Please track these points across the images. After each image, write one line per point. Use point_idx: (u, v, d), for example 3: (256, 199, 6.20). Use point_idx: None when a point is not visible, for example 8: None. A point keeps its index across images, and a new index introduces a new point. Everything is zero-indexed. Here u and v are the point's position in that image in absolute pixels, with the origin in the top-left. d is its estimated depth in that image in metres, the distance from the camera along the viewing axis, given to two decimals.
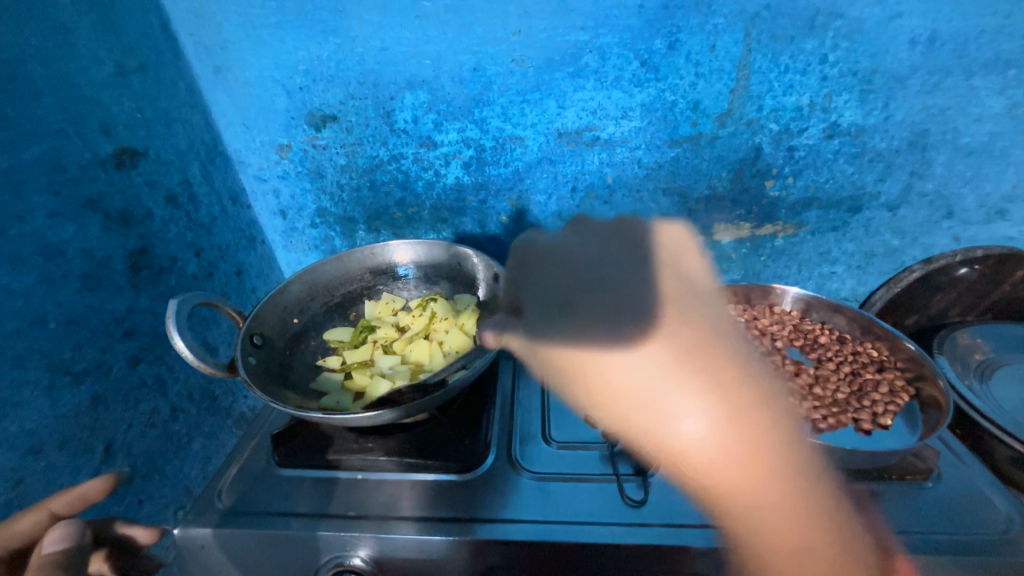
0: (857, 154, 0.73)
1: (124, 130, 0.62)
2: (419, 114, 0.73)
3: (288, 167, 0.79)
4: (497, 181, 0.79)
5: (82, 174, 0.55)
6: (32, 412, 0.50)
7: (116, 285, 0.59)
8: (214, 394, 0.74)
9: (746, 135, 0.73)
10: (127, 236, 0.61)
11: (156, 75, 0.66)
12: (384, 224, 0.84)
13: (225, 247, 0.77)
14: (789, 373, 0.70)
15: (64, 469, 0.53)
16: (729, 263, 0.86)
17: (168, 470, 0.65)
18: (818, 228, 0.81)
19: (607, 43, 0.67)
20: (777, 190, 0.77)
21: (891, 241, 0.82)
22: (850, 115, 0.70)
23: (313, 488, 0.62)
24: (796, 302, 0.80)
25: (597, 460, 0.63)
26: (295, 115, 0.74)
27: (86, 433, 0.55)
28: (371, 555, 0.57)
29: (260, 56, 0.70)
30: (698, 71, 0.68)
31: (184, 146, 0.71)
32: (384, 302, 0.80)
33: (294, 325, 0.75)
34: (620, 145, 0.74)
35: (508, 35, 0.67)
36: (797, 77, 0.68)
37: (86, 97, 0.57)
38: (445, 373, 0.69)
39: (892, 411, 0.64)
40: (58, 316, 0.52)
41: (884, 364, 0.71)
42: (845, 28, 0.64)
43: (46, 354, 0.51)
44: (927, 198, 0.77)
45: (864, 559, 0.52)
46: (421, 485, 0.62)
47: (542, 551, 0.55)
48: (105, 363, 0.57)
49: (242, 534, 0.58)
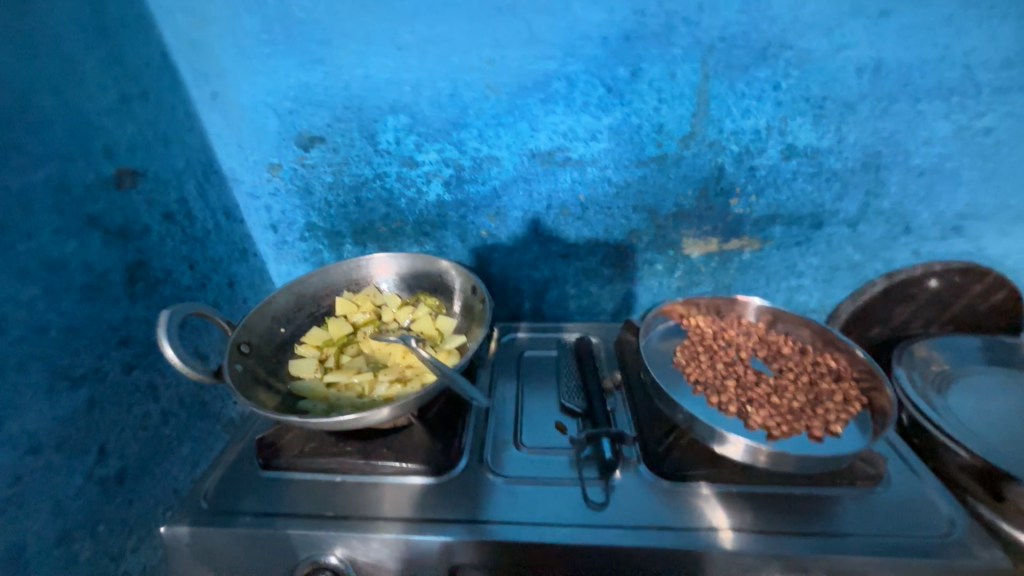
0: (814, 174, 0.77)
1: (125, 152, 0.66)
2: (401, 136, 0.78)
3: (279, 185, 0.84)
4: (476, 198, 0.83)
5: (85, 194, 0.60)
6: (33, 413, 0.54)
7: (113, 296, 0.63)
8: (204, 399, 0.78)
9: (709, 155, 0.77)
10: (125, 250, 0.65)
11: (155, 100, 0.71)
12: (370, 238, 0.89)
13: (218, 260, 0.82)
14: (749, 382, 0.73)
15: (60, 469, 0.56)
16: (699, 275, 0.90)
17: (158, 471, 0.69)
18: (783, 242, 0.85)
19: (574, 71, 0.71)
20: (741, 207, 0.82)
21: (853, 255, 0.85)
22: (805, 138, 0.74)
23: (295, 489, 0.66)
24: (762, 314, 0.84)
25: (564, 464, 0.68)
26: (286, 136, 0.79)
27: (81, 435, 0.59)
28: (347, 553, 0.60)
29: (253, 82, 0.75)
30: (661, 97, 0.72)
31: (181, 166, 0.75)
32: (366, 294, 0.84)
33: (281, 334, 0.78)
34: (590, 165, 0.79)
35: (482, 65, 0.72)
36: (753, 102, 0.72)
37: (91, 123, 0.62)
38: (398, 390, 0.70)
39: (843, 419, 0.66)
40: (58, 325, 0.56)
41: (841, 374, 0.73)
42: (795, 58, 0.68)
43: (47, 360, 0.55)
44: (884, 215, 0.81)
45: (813, 558, 0.55)
46: (396, 487, 0.66)
47: (506, 549, 0.58)
48: (102, 369, 0.61)
49: (227, 532, 0.61)
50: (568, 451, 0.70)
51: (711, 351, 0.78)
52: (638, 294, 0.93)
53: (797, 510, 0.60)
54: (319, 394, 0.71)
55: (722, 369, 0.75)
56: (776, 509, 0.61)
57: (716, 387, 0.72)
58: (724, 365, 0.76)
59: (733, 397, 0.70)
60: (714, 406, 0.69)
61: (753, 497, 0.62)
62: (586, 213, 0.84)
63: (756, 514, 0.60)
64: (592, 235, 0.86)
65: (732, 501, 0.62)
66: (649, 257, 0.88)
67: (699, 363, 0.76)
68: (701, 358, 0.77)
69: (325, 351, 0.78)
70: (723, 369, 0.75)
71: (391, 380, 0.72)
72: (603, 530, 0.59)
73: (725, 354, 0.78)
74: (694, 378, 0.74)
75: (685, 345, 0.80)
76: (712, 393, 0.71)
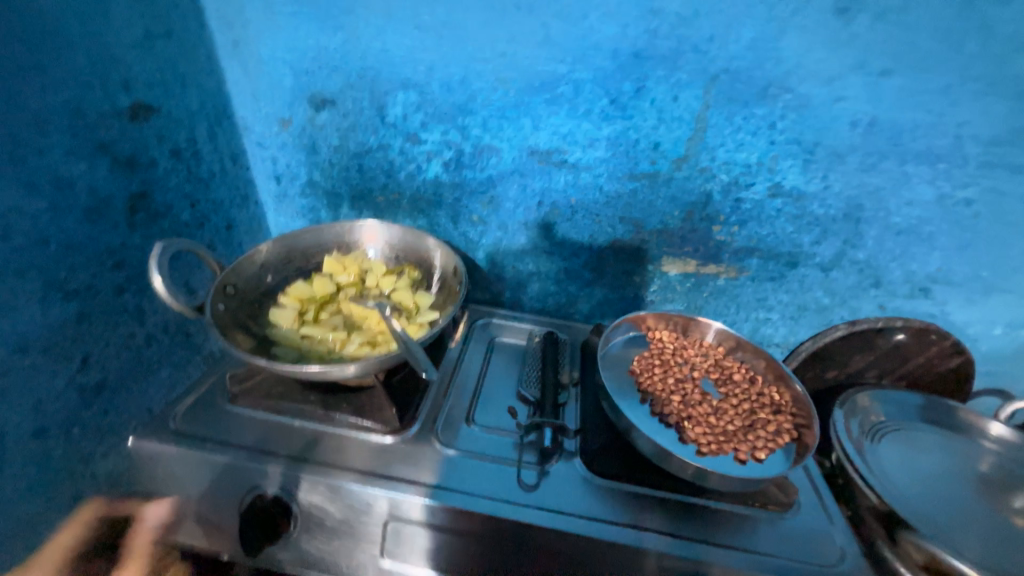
0: (797, 216, 0.80)
1: (142, 87, 0.69)
2: (408, 112, 0.81)
3: (287, 139, 0.87)
4: (472, 183, 0.86)
5: (99, 122, 0.64)
6: (26, 317, 0.58)
7: (113, 221, 0.67)
8: (188, 330, 0.83)
9: (698, 180, 0.79)
10: (131, 179, 0.69)
11: (179, 41, 0.74)
12: (367, 204, 0.92)
13: (218, 202, 0.86)
14: (694, 400, 0.77)
15: (45, 371, 0.61)
16: (673, 293, 0.94)
17: (135, 388, 0.74)
18: (758, 275, 0.88)
19: (581, 78, 0.74)
20: (723, 235, 0.84)
21: (822, 298, 0.88)
22: (792, 180, 0.77)
23: (256, 427, 0.71)
24: (723, 340, 0.88)
25: (507, 446, 0.73)
26: (299, 94, 0.82)
27: (68, 343, 0.64)
28: (292, 492, 0.65)
29: (275, 37, 0.78)
30: (661, 117, 0.75)
31: (195, 107, 0.78)
32: (354, 258, 0.88)
33: (267, 282, 0.83)
34: (585, 170, 0.82)
35: (495, 57, 0.74)
36: (748, 137, 0.74)
37: (113, 55, 0.65)
38: (367, 352, 0.75)
39: (770, 448, 0.71)
40: (59, 240, 0.61)
41: (781, 408, 0.77)
42: (793, 102, 0.71)
43: (45, 271, 0.60)
44: (857, 266, 0.84)
45: (709, 564, 0.60)
46: (348, 439, 0.71)
47: (435, 511, 0.63)
48: (94, 287, 0.66)
49: (187, 453, 0.66)
50: (514, 434, 0.74)
51: (667, 365, 0.82)
52: (613, 301, 0.96)
53: (707, 521, 0.65)
54: (293, 344, 0.76)
55: (672, 383, 0.79)
56: (689, 517, 0.65)
57: (662, 399, 0.76)
58: (675, 381, 0.80)
59: (675, 411, 0.74)
60: (655, 417, 0.74)
61: (673, 504, 0.67)
62: (574, 216, 0.87)
63: (669, 518, 0.65)
64: (577, 238, 0.89)
65: (652, 504, 0.66)
66: (629, 268, 0.92)
67: (652, 374, 0.80)
68: (656, 370, 0.81)
69: (306, 305, 0.82)
70: (672, 384, 0.79)
71: (362, 343, 0.77)
72: (527, 510, 0.63)
73: (678, 370, 0.82)
74: (644, 388, 0.78)
75: (644, 356, 0.84)
76: (656, 404, 0.75)
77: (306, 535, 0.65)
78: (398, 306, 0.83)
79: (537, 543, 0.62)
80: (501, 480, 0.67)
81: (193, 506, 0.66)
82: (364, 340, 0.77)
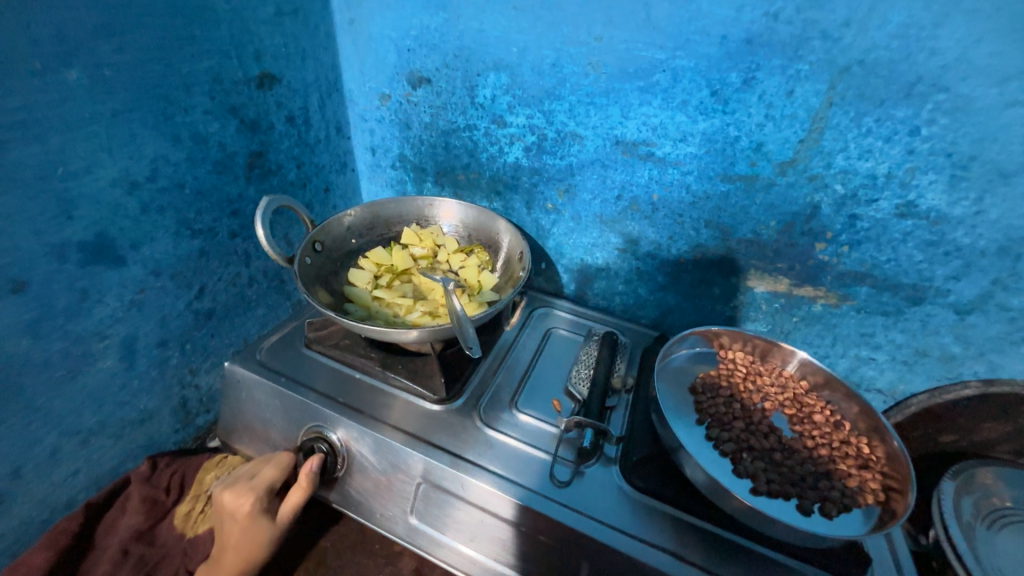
0: (931, 243, 0.66)
1: (270, 59, 0.78)
2: (497, 94, 0.81)
3: (385, 114, 0.93)
4: (551, 170, 0.85)
5: (232, 88, 0.73)
6: (163, 246, 0.70)
7: (235, 174, 0.78)
8: (282, 277, 0.94)
9: (806, 189, 0.70)
10: (252, 139, 0.79)
11: (305, 18, 0.82)
12: (449, 181, 0.96)
13: (321, 166, 0.95)
14: (759, 432, 0.69)
15: (171, 294, 0.74)
16: (756, 311, 0.84)
17: (236, 320, 0.87)
18: (866, 306, 0.75)
19: (681, 66, 0.68)
20: (827, 255, 0.73)
21: (950, 346, 0.72)
22: (932, 199, 0.63)
23: (324, 372, 0.79)
24: (809, 373, 0.77)
25: (545, 439, 0.72)
26: (400, 71, 0.87)
27: (190, 274, 0.76)
28: (343, 436, 0.71)
29: (384, 16, 0.83)
30: (769, 113, 0.66)
31: (311, 79, 0.87)
32: (429, 231, 0.92)
33: (351, 244, 0.90)
34: (673, 166, 0.76)
35: (590, 40, 0.71)
36: (878, 143, 0.63)
37: (249, 29, 0.73)
38: (427, 321, 0.78)
39: (843, 505, 0.61)
40: (192, 186, 0.72)
41: (869, 463, 0.66)
42: (947, 104, 0.58)
43: (179, 210, 0.71)
44: (1008, 314, 0.67)
45: None
46: (398, 400, 0.75)
47: (463, 484, 0.65)
48: (215, 229, 0.77)
49: (266, 383, 0.76)
50: (554, 428, 0.73)
51: (734, 389, 0.74)
52: (685, 311, 0.90)
53: (748, 565, 0.59)
54: (365, 304, 0.82)
55: (736, 409, 0.72)
56: (727, 555, 0.59)
57: (721, 424, 0.69)
58: (740, 407, 0.72)
59: (734, 439, 0.67)
60: (709, 442, 0.67)
61: (714, 540, 0.61)
62: (655, 214, 0.81)
63: (702, 550, 0.60)
64: (655, 238, 0.84)
65: (686, 531, 0.61)
66: (708, 277, 0.84)
67: (715, 396, 0.73)
68: (720, 392, 0.74)
69: (382, 270, 0.88)
70: (737, 410, 0.72)
71: (425, 312, 0.81)
72: (552, 505, 0.62)
73: (746, 397, 0.73)
74: (702, 409, 0.72)
75: (710, 375, 0.77)
76: (713, 428, 0.68)
77: (351, 479, 0.71)
78: (463, 283, 0.85)
79: (558, 542, 0.61)
80: (532, 471, 0.67)
81: (266, 429, 0.76)
82: (426, 309, 0.81)
